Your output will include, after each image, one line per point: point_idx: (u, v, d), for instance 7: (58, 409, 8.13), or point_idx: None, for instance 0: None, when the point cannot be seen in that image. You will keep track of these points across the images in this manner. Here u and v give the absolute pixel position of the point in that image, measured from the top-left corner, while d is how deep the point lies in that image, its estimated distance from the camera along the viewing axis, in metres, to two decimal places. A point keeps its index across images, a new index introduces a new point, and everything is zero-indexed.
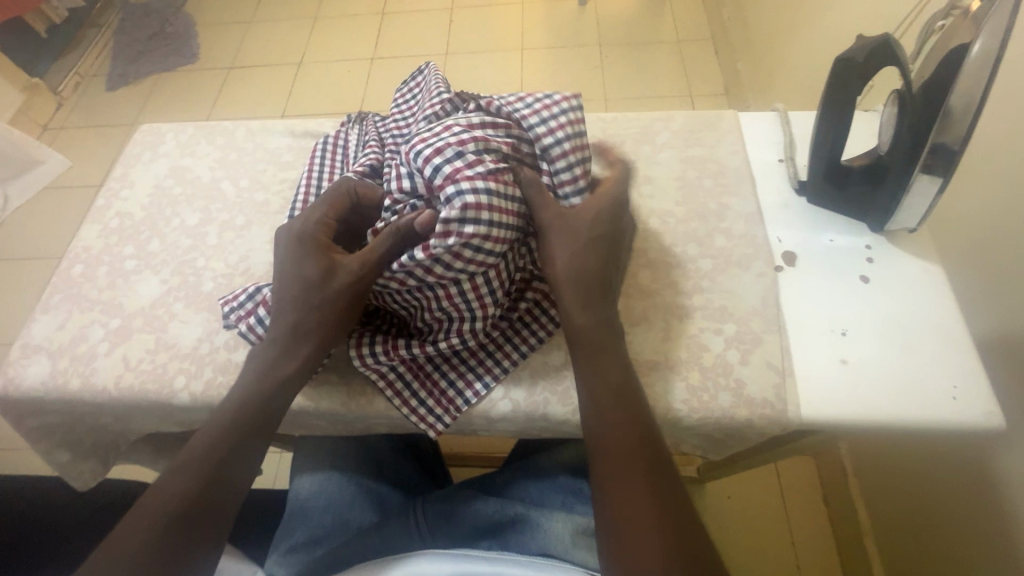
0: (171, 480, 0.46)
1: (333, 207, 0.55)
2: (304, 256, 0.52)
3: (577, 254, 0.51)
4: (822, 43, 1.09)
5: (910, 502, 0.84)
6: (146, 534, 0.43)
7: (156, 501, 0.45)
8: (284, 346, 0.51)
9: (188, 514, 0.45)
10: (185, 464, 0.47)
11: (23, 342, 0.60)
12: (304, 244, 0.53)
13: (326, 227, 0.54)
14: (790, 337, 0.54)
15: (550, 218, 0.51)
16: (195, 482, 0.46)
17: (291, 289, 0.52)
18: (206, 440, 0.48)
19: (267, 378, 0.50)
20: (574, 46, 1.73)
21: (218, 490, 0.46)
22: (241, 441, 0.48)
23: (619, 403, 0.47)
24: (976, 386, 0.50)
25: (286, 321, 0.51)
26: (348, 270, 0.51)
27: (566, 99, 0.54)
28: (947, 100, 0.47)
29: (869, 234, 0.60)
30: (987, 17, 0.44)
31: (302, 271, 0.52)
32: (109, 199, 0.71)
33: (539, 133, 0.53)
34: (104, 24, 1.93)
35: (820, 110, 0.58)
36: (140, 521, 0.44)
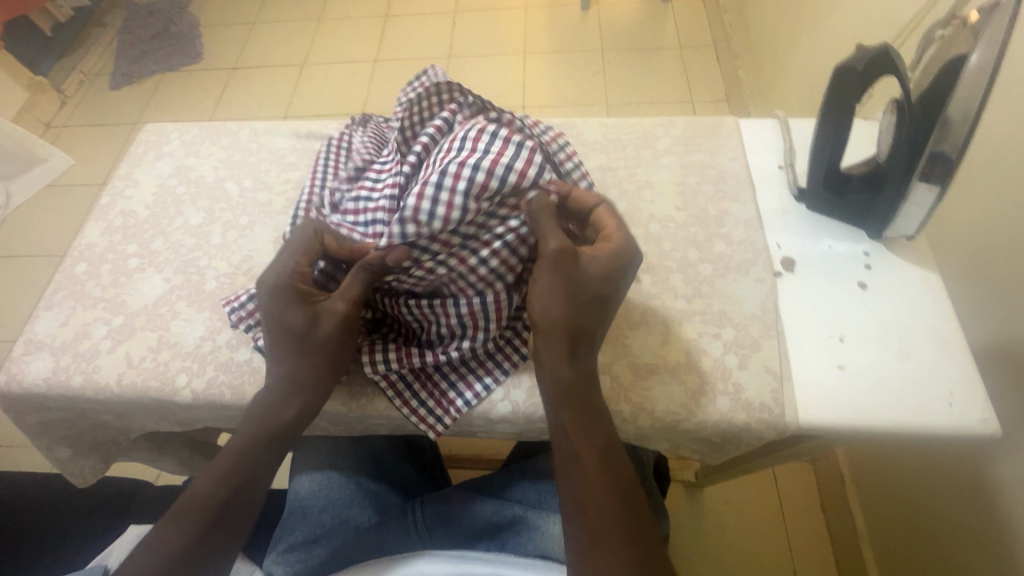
0: (202, 485, 0.50)
1: (307, 254, 0.52)
2: (286, 306, 0.51)
3: (577, 295, 0.48)
4: (823, 49, 1.10)
5: (908, 507, 0.84)
6: (178, 538, 0.47)
7: (189, 505, 0.49)
8: (302, 368, 0.50)
9: (215, 521, 0.49)
10: (214, 473, 0.50)
11: (25, 339, 0.61)
12: (299, 289, 0.51)
13: (302, 274, 0.52)
14: (788, 343, 0.54)
15: (557, 253, 0.48)
16: (223, 490, 0.49)
17: (291, 324, 0.50)
18: (232, 452, 0.50)
19: (287, 388, 0.51)
20: (576, 51, 1.74)
21: (242, 498, 0.50)
22: (260, 454, 0.51)
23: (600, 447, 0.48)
24: (972, 393, 0.51)
25: (294, 350, 0.51)
26: (335, 312, 0.50)
27: (561, 136, 0.60)
28: (946, 110, 0.48)
29: (868, 240, 0.60)
30: (986, 26, 0.45)
31: (285, 317, 0.50)
32: (113, 197, 0.71)
33: (559, 158, 0.58)
34: (109, 23, 1.95)
35: (820, 117, 0.59)
36: (175, 524, 0.48)
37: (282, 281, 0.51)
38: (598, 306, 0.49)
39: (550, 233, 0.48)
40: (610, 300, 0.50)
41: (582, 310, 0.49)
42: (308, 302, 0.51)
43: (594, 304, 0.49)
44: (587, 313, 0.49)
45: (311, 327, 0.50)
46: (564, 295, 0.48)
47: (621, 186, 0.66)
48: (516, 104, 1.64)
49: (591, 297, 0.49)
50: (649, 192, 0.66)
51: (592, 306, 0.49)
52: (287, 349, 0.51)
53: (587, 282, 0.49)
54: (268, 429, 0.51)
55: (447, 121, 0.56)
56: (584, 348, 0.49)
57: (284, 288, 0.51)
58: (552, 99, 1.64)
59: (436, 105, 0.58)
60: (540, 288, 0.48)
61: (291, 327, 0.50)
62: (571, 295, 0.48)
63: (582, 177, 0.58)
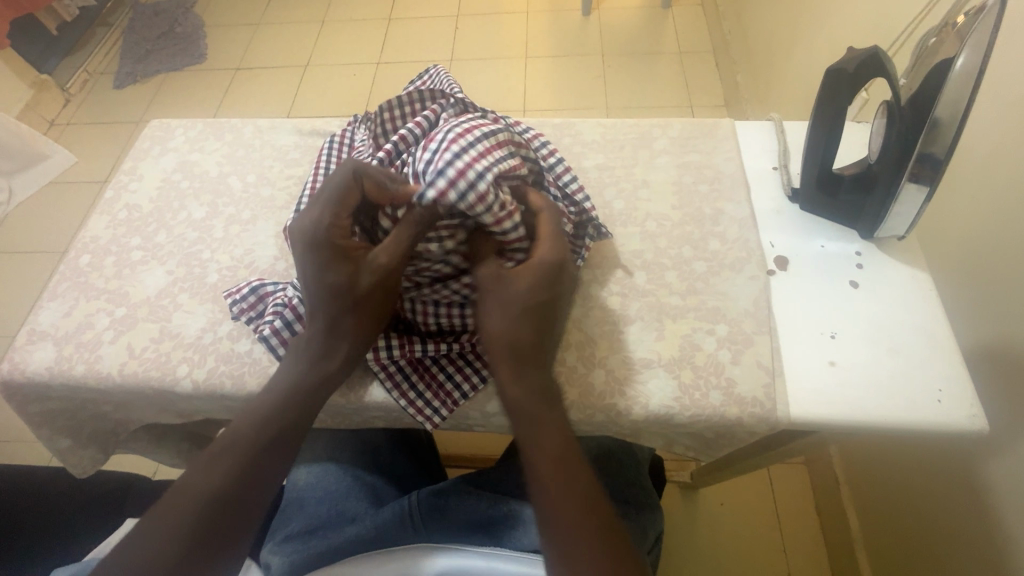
0: (204, 475, 0.45)
1: (340, 199, 0.50)
2: (323, 266, 0.49)
3: (519, 309, 0.49)
4: (821, 55, 1.12)
5: (902, 508, 0.85)
6: (181, 531, 0.42)
7: (189, 497, 0.44)
8: (338, 346, 0.50)
9: (222, 513, 0.43)
10: (219, 461, 0.45)
11: (28, 328, 0.61)
12: (334, 252, 0.49)
13: (342, 231, 0.50)
14: (781, 339, 0.55)
15: (485, 277, 0.50)
16: (229, 481, 0.45)
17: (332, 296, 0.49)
18: (242, 438, 0.47)
19: (330, 362, 0.50)
20: (577, 55, 1.76)
21: (250, 490, 0.45)
22: (275, 442, 0.47)
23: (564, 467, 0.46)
24: (961, 390, 0.52)
25: (331, 323, 0.50)
26: (379, 262, 0.49)
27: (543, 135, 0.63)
28: (934, 111, 0.49)
29: (859, 241, 0.61)
30: (971, 31, 0.46)
31: (326, 280, 0.49)
32: (118, 191, 0.72)
33: (542, 155, 0.61)
34: (114, 23, 1.97)
35: (813, 119, 0.60)
36: (174, 517, 0.43)
37: (315, 249, 0.49)
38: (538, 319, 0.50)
39: (488, 259, 0.51)
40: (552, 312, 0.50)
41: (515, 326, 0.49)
42: (348, 257, 0.49)
43: (535, 316, 0.50)
44: (530, 327, 0.49)
45: (355, 299, 0.49)
46: (499, 310, 0.49)
47: (618, 185, 0.67)
48: (516, 107, 1.66)
49: (530, 308, 0.49)
50: (645, 191, 0.67)
51: (529, 317, 0.49)
52: (334, 319, 0.49)
53: (515, 297, 0.49)
54: (291, 417, 0.48)
55: (433, 117, 0.59)
56: (529, 362, 0.49)
57: (321, 245, 0.49)
58: (553, 103, 1.65)
59: (407, 111, 0.62)
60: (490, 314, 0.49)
61: (327, 284, 0.49)
62: (507, 310, 0.49)
63: (565, 172, 0.60)
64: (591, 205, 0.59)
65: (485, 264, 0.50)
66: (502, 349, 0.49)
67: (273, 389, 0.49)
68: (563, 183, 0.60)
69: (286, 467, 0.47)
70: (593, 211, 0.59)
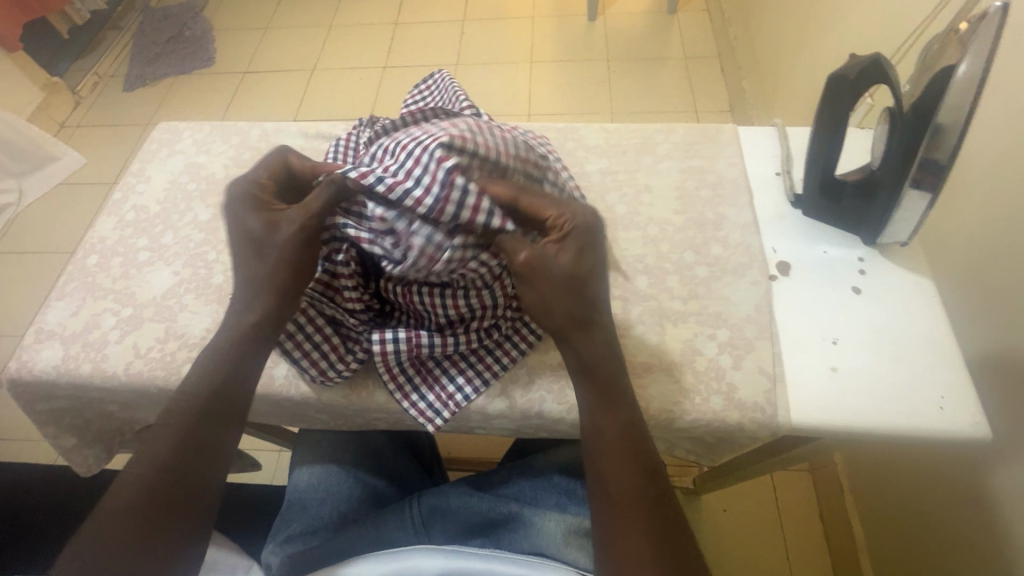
0: (138, 466, 0.46)
1: (269, 173, 0.56)
2: (246, 212, 0.53)
3: (558, 289, 0.50)
4: (827, 60, 1.11)
5: (906, 516, 0.84)
6: (115, 523, 0.43)
7: (124, 489, 0.45)
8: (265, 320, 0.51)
9: (155, 501, 0.44)
10: (151, 452, 0.46)
11: (36, 328, 0.62)
12: (256, 205, 0.53)
13: (263, 187, 0.55)
14: (782, 344, 0.55)
15: (525, 264, 0.49)
16: (167, 467, 0.46)
17: (252, 249, 0.52)
18: (172, 428, 0.47)
19: (253, 314, 0.51)
20: (582, 59, 1.77)
21: (187, 477, 0.46)
22: (206, 427, 0.48)
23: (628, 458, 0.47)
24: (964, 397, 0.51)
25: (265, 295, 0.51)
26: (292, 219, 0.51)
27: (544, 142, 0.64)
28: (936, 117, 0.49)
29: (862, 246, 0.61)
30: (974, 37, 0.46)
31: (247, 228, 0.52)
32: (125, 193, 0.73)
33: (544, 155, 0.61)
34: (125, 27, 2.00)
35: (815, 125, 0.60)
36: (110, 510, 0.44)
37: (241, 210, 0.53)
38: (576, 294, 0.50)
39: (519, 247, 0.49)
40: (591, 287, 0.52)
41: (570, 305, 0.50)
42: (269, 211, 0.53)
43: (576, 289, 0.50)
44: (575, 306, 0.50)
45: (268, 248, 0.51)
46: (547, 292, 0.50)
47: (621, 189, 0.67)
48: (521, 112, 1.67)
49: (569, 287, 0.50)
50: (648, 196, 0.67)
51: (575, 292, 0.50)
52: (253, 272, 0.52)
53: (562, 272, 0.50)
54: (222, 394, 0.49)
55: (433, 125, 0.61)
56: (581, 334, 0.51)
57: (247, 203, 0.53)
58: (558, 107, 1.66)
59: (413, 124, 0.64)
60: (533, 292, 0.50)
61: (249, 231, 0.52)
62: (549, 290, 0.49)
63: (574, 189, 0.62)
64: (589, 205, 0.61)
65: (515, 250, 0.49)
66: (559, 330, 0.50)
67: (202, 376, 0.50)
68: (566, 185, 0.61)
69: (223, 442, 0.48)
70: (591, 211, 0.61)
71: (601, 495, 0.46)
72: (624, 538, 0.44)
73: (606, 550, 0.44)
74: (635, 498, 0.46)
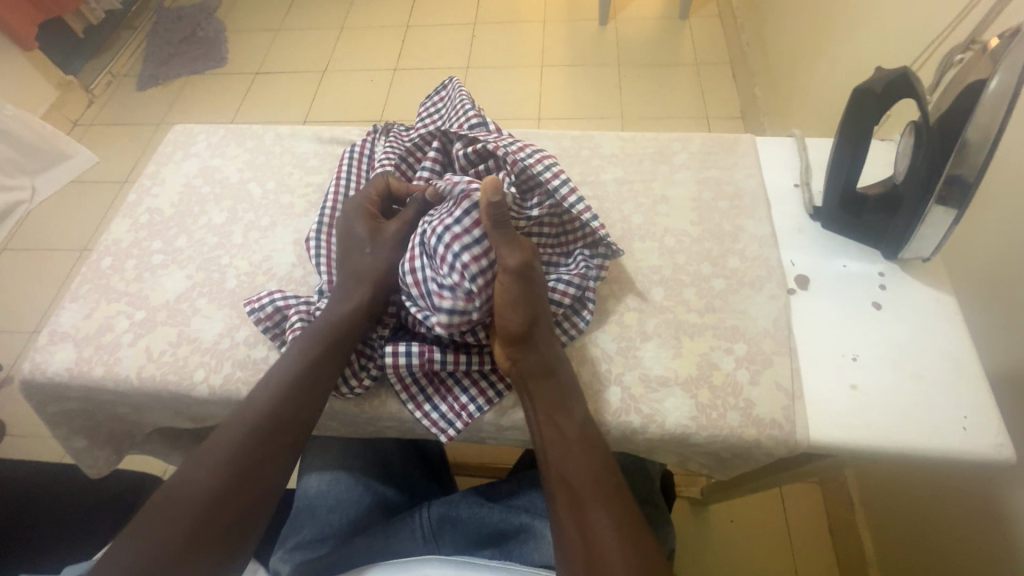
0: (194, 474, 0.47)
1: (375, 190, 0.60)
2: (353, 217, 0.59)
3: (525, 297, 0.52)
4: (843, 69, 1.10)
5: (919, 533, 0.83)
6: (171, 527, 0.45)
7: (179, 495, 0.46)
8: (342, 324, 0.54)
9: (209, 511, 0.46)
10: (208, 461, 0.48)
11: (50, 329, 0.62)
12: (364, 215, 0.59)
13: (371, 202, 0.60)
14: (801, 360, 0.55)
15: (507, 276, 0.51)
16: (219, 479, 0.47)
17: (348, 251, 0.58)
18: (228, 439, 0.49)
19: (348, 304, 0.55)
20: (593, 64, 1.76)
21: (241, 489, 0.47)
22: (261, 441, 0.49)
23: (574, 457, 0.49)
24: (987, 418, 0.50)
25: (359, 302, 0.55)
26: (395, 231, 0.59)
27: (549, 156, 0.59)
28: (965, 133, 0.48)
29: (883, 261, 0.60)
30: (1006, 52, 0.45)
31: (353, 232, 0.58)
32: (140, 195, 0.73)
33: (545, 178, 0.57)
34: (139, 26, 2.01)
35: (837, 137, 0.59)
36: (165, 515, 0.45)
37: (349, 216, 0.59)
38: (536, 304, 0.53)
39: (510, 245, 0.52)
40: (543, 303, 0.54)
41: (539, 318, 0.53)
42: (373, 220, 0.59)
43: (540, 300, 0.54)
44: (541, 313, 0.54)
45: (367, 252, 0.57)
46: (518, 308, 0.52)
47: (636, 199, 0.67)
48: (531, 116, 1.66)
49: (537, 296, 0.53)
50: (664, 206, 0.66)
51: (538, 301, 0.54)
52: (348, 267, 0.57)
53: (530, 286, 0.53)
54: (280, 414, 0.50)
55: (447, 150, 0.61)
56: (530, 342, 0.52)
57: (356, 210, 0.59)
58: (568, 112, 1.65)
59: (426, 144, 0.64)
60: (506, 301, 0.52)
61: (354, 234, 0.58)
62: (522, 296, 0.52)
63: (586, 211, 0.58)
64: (597, 225, 0.58)
65: (503, 249, 0.51)
66: (512, 338, 0.52)
67: (264, 389, 0.51)
68: (569, 206, 0.57)
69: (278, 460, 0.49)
70: (616, 250, 0.59)
71: (563, 490, 0.48)
72: (595, 533, 0.45)
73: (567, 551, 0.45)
74: (596, 485, 0.48)
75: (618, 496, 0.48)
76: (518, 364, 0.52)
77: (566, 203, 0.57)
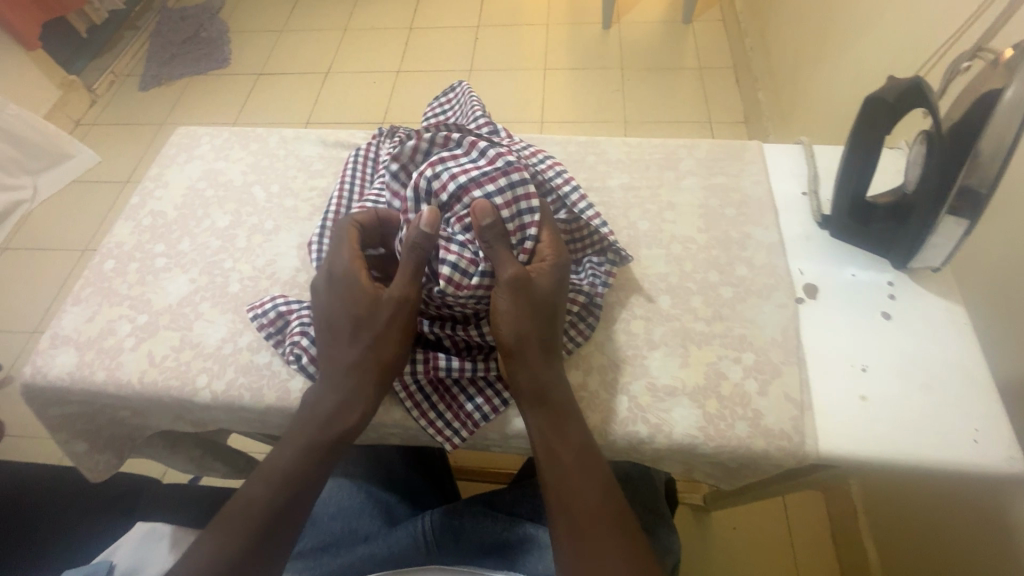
0: (256, 491, 0.48)
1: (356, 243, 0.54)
2: (344, 287, 0.53)
3: (520, 308, 0.50)
4: (847, 75, 1.10)
5: (925, 544, 0.82)
6: (232, 544, 0.46)
7: (243, 511, 0.47)
8: (371, 375, 0.51)
9: (267, 533, 0.47)
10: (272, 475, 0.49)
11: (52, 332, 0.62)
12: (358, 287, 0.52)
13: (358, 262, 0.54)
14: (810, 371, 0.54)
15: (511, 268, 0.50)
16: (281, 494, 0.48)
17: (343, 318, 0.52)
18: (286, 457, 0.49)
19: (374, 365, 0.51)
20: (596, 68, 1.76)
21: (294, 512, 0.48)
22: (316, 467, 0.50)
23: (575, 474, 0.48)
24: (998, 430, 0.50)
25: (381, 358, 0.51)
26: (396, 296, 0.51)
27: (559, 163, 0.61)
28: (977, 144, 0.47)
29: (892, 270, 0.60)
30: (1021, 64, 0.45)
31: (347, 306, 0.52)
32: (143, 197, 0.73)
33: (556, 183, 0.59)
34: (142, 26, 2.01)
35: (847, 146, 0.59)
36: (227, 526, 0.47)
37: (338, 283, 0.53)
38: (543, 318, 0.51)
39: (506, 257, 0.51)
40: (557, 317, 0.52)
41: (539, 328, 0.51)
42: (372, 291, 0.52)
43: (542, 315, 0.51)
44: (538, 328, 0.51)
45: (372, 328, 0.51)
46: (517, 311, 0.50)
47: (643, 206, 0.66)
48: (534, 119, 1.66)
49: (536, 311, 0.51)
50: (671, 213, 0.66)
51: (537, 318, 0.51)
52: (357, 342, 0.52)
53: (538, 294, 0.51)
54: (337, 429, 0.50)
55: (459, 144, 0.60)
56: (529, 353, 0.50)
57: (348, 275, 0.52)
58: (571, 115, 1.65)
59: None
60: (504, 307, 0.50)
61: (350, 309, 0.52)
62: (517, 305, 0.50)
63: (596, 217, 0.58)
64: (608, 231, 0.58)
65: (495, 260, 0.51)
66: (509, 348, 0.50)
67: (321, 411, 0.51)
68: (579, 211, 0.58)
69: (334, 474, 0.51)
70: (629, 259, 0.60)
71: (562, 515, 0.47)
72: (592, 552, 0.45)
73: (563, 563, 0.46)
74: (600, 516, 0.46)
75: (624, 530, 0.47)
76: (514, 380, 0.51)
77: (576, 209, 0.58)
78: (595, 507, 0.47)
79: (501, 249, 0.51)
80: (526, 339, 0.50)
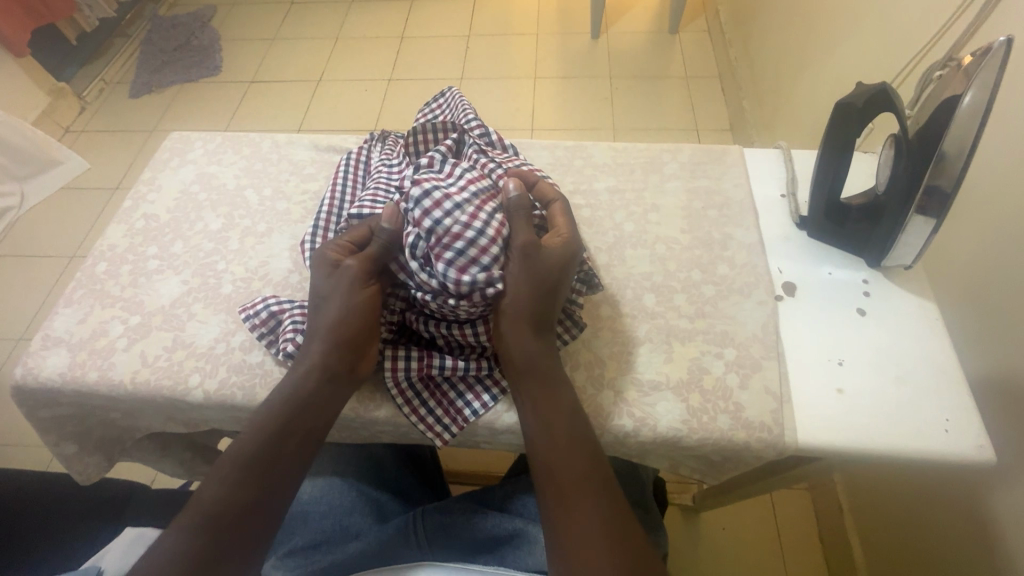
0: (214, 487, 0.48)
1: (350, 236, 0.57)
2: (316, 271, 0.55)
3: (530, 277, 0.52)
4: (827, 84, 1.14)
5: (905, 538, 0.84)
6: (190, 541, 0.45)
7: (201, 505, 0.47)
8: (327, 361, 0.52)
9: (224, 526, 0.46)
10: (228, 470, 0.48)
11: (44, 333, 0.62)
12: (324, 262, 0.55)
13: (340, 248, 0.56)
14: (788, 363, 0.56)
15: (524, 241, 0.53)
16: (237, 490, 0.47)
17: (317, 307, 0.54)
18: (244, 453, 0.49)
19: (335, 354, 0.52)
20: (584, 76, 1.79)
21: (261, 504, 0.48)
22: (278, 462, 0.49)
23: (560, 451, 0.49)
24: (966, 421, 0.52)
25: (342, 351, 0.52)
26: (352, 270, 0.54)
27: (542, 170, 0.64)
28: (941, 146, 0.50)
29: (867, 268, 0.62)
30: (977, 72, 0.48)
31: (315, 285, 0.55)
32: (136, 200, 0.74)
33: None
34: (133, 34, 2.02)
35: (822, 149, 0.61)
36: (186, 520, 0.46)
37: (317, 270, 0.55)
38: (547, 294, 0.53)
39: (522, 228, 0.54)
40: (560, 292, 0.54)
41: (546, 300, 0.53)
42: (336, 265, 0.55)
43: (544, 289, 0.52)
44: (551, 299, 0.53)
45: (331, 302, 0.53)
46: (524, 278, 0.52)
47: (628, 208, 0.68)
48: (524, 126, 1.69)
49: (542, 287, 0.52)
50: (655, 214, 0.68)
51: (539, 291, 0.52)
52: (317, 323, 0.53)
53: (543, 267, 0.53)
54: (299, 424, 0.51)
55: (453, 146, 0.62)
56: (540, 325, 0.53)
57: (323, 256, 0.55)
58: (561, 123, 1.68)
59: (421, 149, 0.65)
60: (514, 274, 0.52)
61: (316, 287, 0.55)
62: (522, 271, 0.52)
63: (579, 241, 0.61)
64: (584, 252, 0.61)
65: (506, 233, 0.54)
66: (513, 313, 0.52)
67: (279, 406, 0.51)
68: None
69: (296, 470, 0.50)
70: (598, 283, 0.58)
71: (552, 483, 0.48)
72: (575, 525, 0.46)
73: (555, 541, 0.46)
74: (590, 477, 0.48)
75: (609, 490, 0.48)
76: (515, 350, 0.52)
77: None
78: (580, 475, 0.48)
79: (517, 221, 0.54)
80: (533, 308, 0.52)
